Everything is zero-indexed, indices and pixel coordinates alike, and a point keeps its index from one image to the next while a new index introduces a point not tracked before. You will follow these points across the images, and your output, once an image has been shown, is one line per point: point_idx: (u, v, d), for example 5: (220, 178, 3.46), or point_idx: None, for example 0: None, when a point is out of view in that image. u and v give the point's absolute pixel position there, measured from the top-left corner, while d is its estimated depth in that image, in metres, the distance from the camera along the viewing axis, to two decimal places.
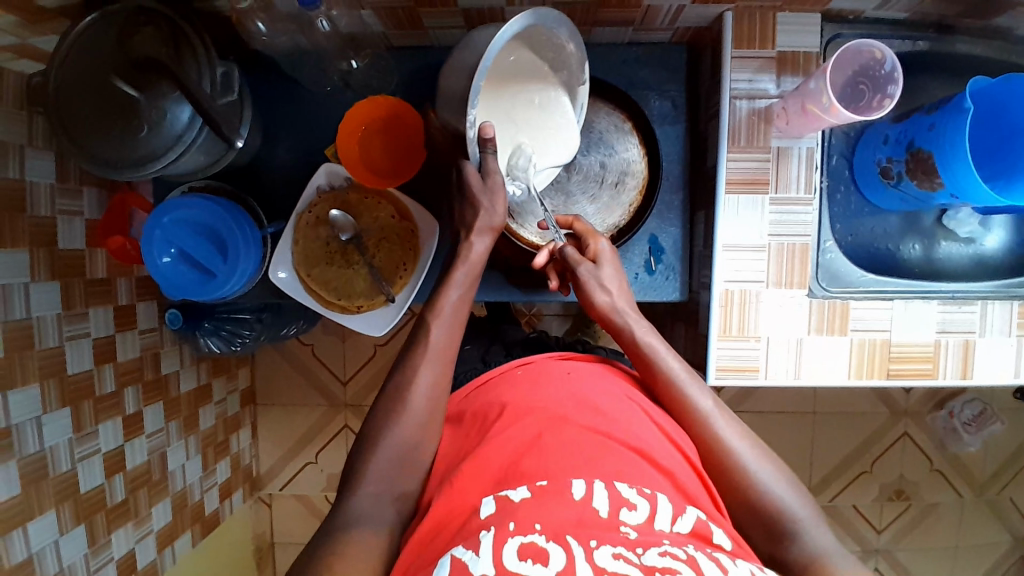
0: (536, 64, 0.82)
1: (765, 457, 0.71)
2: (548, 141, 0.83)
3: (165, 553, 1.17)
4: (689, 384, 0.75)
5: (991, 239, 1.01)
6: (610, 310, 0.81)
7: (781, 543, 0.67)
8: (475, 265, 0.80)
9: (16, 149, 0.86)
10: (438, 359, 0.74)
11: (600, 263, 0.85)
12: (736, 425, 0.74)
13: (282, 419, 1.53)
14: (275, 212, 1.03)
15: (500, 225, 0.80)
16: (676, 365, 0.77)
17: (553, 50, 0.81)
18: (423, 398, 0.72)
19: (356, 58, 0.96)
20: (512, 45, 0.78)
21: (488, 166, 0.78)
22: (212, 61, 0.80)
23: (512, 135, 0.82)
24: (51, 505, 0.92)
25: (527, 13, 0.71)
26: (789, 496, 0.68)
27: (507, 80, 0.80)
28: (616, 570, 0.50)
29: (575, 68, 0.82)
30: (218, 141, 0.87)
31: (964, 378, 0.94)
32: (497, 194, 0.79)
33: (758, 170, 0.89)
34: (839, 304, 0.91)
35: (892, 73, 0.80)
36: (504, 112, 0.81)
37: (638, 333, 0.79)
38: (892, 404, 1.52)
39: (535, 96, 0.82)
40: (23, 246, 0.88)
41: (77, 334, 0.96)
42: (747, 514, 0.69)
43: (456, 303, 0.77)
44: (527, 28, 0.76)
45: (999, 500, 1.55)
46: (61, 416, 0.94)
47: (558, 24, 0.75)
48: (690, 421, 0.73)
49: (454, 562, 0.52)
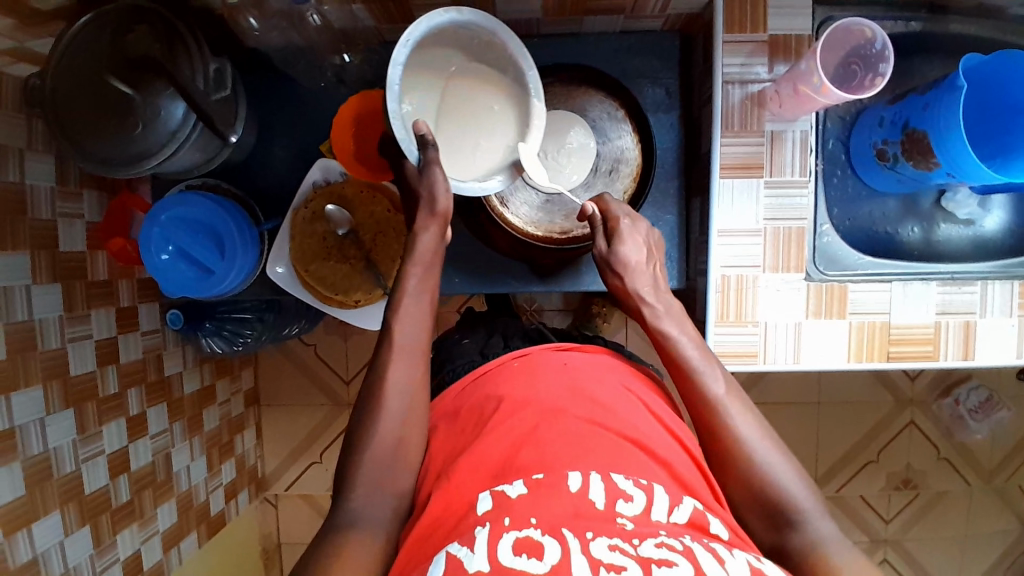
0: (480, 67, 0.80)
1: (775, 447, 0.68)
2: (505, 137, 0.81)
3: (171, 554, 1.17)
4: (706, 370, 0.72)
5: (990, 220, 1.00)
6: (631, 293, 0.79)
7: (781, 531, 0.64)
8: (424, 256, 0.74)
9: (15, 152, 0.87)
10: (412, 352, 0.71)
11: (623, 241, 0.81)
12: (752, 416, 0.70)
13: (285, 419, 1.54)
14: (272, 209, 1.03)
15: (443, 210, 0.74)
16: (694, 352, 0.74)
17: (493, 50, 0.79)
18: (401, 390, 0.69)
19: (349, 52, 0.97)
20: (442, 49, 0.78)
21: (428, 156, 0.74)
22: (205, 57, 0.81)
23: (464, 137, 0.79)
24: (57, 506, 0.93)
25: (435, 12, 0.73)
26: (794, 485, 0.66)
27: (451, 86, 0.79)
28: (612, 561, 0.49)
29: (518, 60, 0.79)
30: (212, 137, 0.88)
31: (966, 359, 0.93)
32: (437, 182, 0.74)
33: (752, 155, 0.89)
34: (836, 287, 0.91)
35: (884, 51, 0.81)
36: (456, 118, 0.79)
37: (654, 314, 0.77)
38: (896, 392, 1.50)
39: (495, 102, 0.80)
40: (25, 248, 0.88)
41: (80, 336, 0.97)
42: (750, 504, 0.66)
43: (415, 291, 0.73)
44: (450, 33, 0.77)
45: (1008, 487, 1.54)
46: (65, 417, 0.94)
47: (472, 18, 0.75)
48: (700, 407, 0.71)
49: (450, 559, 0.51)
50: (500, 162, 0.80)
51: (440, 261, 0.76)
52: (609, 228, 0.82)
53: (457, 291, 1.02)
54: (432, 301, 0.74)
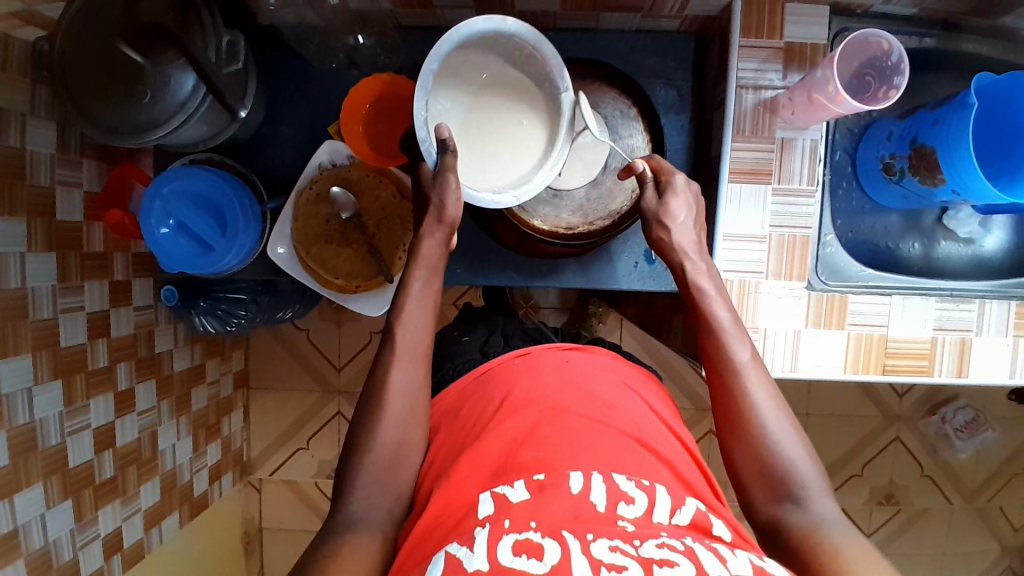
0: (517, 79, 0.79)
1: (789, 421, 0.67)
2: (524, 150, 0.79)
3: (152, 532, 1.16)
4: (732, 333, 0.71)
5: (990, 240, 1.01)
6: (675, 247, 0.75)
7: (779, 502, 0.64)
8: (429, 259, 0.74)
9: (18, 116, 0.85)
10: (414, 355, 0.70)
11: (674, 196, 0.76)
12: (771, 387, 0.69)
13: (274, 403, 1.53)
14: (274, 190, 1.02)
15: (451, 219, 0.73)
16: (724, 314, 0.72)
17: (532, 64, 0.79)
18: (405, 385, 0.68)
19: (363, 33, 0.96)
20: (479, 57, 0.78)
21: (445, 162, 0.73)
22: (217, 30, 0.81)
23: (484, 147, 0.78)
24: (40, 479, 0.91)
25: (474, 19, 0.73)
26: (802, 461, 0.65)
27: (484, 97, 0.78)
28: (613, 561, 0.49)
29: (555, 81, 0.78)
30: (219, 111, 0.87)
31: (960, 376, 0.94)
32: (450, 189, 0.73)
33: (762, 161, 0.89)
34: (837, 297, 0.91)
35: (899, 64, 0.82)
36: (483, 126, 0.78)
37: (691, 269, 0.74)
38: (885, 408, 1.52)
39: (524, 119, 0.79)
40: (21, 214, 0.87)
41: (72, 307, 0.95)
42: (755, 477, 0.65)
43: (423, 290, 0.73)
44: (489, 41, 0.77)
45: (989, 507, 1.55)
46: (53, 388, 0.92)
47: (516, 29, 0.75)
48: (721, 370, 0.69)
49: (449, 559, 0.51)
50: (517, 181, 0.78)
51: (443, 270, 0.75)
52: (662, 183, 0.78)
53: (459, 282, 1.02)
54: (436, 303, 0.74)
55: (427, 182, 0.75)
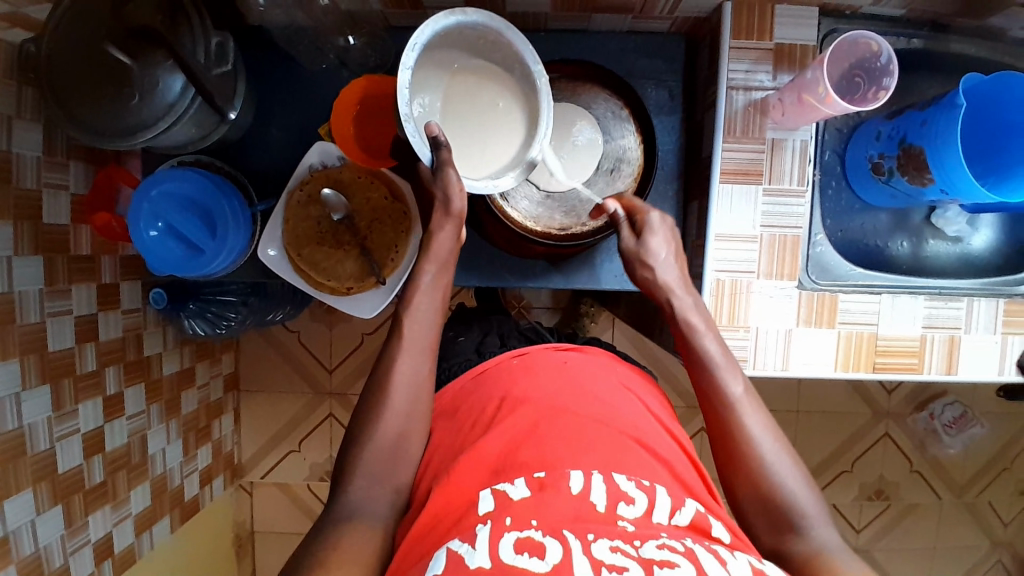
0: (485, 67, 0.79)
1: (786, 451, 0.67)
2: (510, 132, 0.79)
3: (143, 537, 1.15)
4: (724, 367, 0.71)
5: (978, 238, 1.02)
6: (661, 285, 0.76)
7: (783, 534, 0.64)
8: (440, 254, 0.74)
9: (3, 118, 0.84)
10: (419, 348, 0.70)
11: (648, 234, 0.77)
12: (766, 418, 0.69)
13: (265, 405, 1.52)
14: (264, 191, 1.01)
15: (459, 210, 0.72)
16: (714, 348, 0.72)
17: (496, 49, 0.78)
18: (400, 388, 0.68)
19: (353, 34, 0.94)
20: (446, 51, 0.77)
21: (440, 158, 0.71)
22: (207, 32, 0.80)
23: (471, 134, 0.78)
24: (29, 484, 0.90)
25: (436, 16, 0.72)
26: (800, 490, 0.65)
27: (459, 89, 0.78)
28: (614, 562, 0.49)
29: (523, 64, 0.78)
30: (209, 112, 0.86)
31: (949, 373, 0.94)
32: (452, 183, 0.71)
33: (752, 162, 0.89)
34: (827, 297, 0.92)
35: (888, 66, 0.82)
36: (467, 121, 0.78)
37: (680, 306, 0.75)
38: (874, 405, 1.53)
39: (501, 101, 0.79)
40: (7, 218, 0.85)
41: (60, 311, 0.94)
42: (756, 506, 0.66)
43: (415, 293, 0.72)
44: (454, 36, 0.76)
45: (978, 502, 1.57)
46: (42, 393, 0.91)
47: (477, 18, 0.74)
48: (716, 404, 0.70)
49: (450, 557, 0.50)
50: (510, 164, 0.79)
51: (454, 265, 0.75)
52: (638, 222, 0.79)
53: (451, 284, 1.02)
54: (447, 295, 0.75)
55: (429, 179, 0.74)
